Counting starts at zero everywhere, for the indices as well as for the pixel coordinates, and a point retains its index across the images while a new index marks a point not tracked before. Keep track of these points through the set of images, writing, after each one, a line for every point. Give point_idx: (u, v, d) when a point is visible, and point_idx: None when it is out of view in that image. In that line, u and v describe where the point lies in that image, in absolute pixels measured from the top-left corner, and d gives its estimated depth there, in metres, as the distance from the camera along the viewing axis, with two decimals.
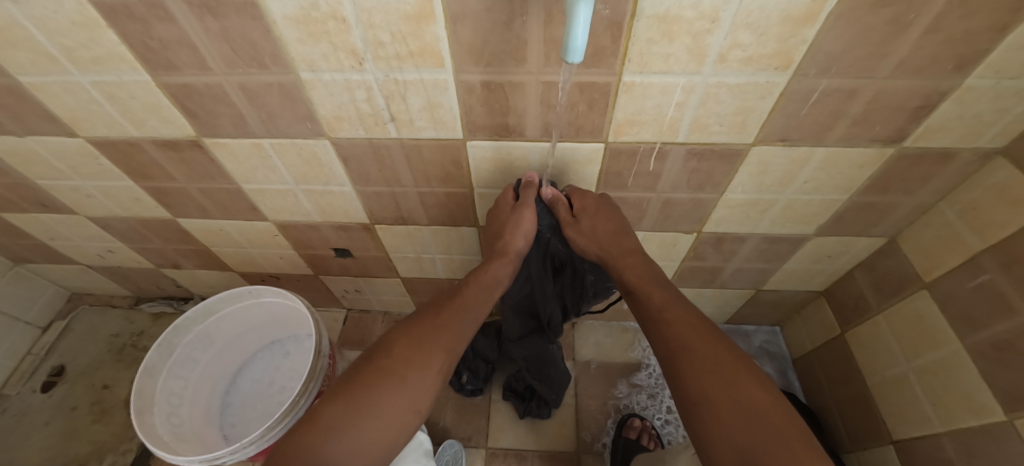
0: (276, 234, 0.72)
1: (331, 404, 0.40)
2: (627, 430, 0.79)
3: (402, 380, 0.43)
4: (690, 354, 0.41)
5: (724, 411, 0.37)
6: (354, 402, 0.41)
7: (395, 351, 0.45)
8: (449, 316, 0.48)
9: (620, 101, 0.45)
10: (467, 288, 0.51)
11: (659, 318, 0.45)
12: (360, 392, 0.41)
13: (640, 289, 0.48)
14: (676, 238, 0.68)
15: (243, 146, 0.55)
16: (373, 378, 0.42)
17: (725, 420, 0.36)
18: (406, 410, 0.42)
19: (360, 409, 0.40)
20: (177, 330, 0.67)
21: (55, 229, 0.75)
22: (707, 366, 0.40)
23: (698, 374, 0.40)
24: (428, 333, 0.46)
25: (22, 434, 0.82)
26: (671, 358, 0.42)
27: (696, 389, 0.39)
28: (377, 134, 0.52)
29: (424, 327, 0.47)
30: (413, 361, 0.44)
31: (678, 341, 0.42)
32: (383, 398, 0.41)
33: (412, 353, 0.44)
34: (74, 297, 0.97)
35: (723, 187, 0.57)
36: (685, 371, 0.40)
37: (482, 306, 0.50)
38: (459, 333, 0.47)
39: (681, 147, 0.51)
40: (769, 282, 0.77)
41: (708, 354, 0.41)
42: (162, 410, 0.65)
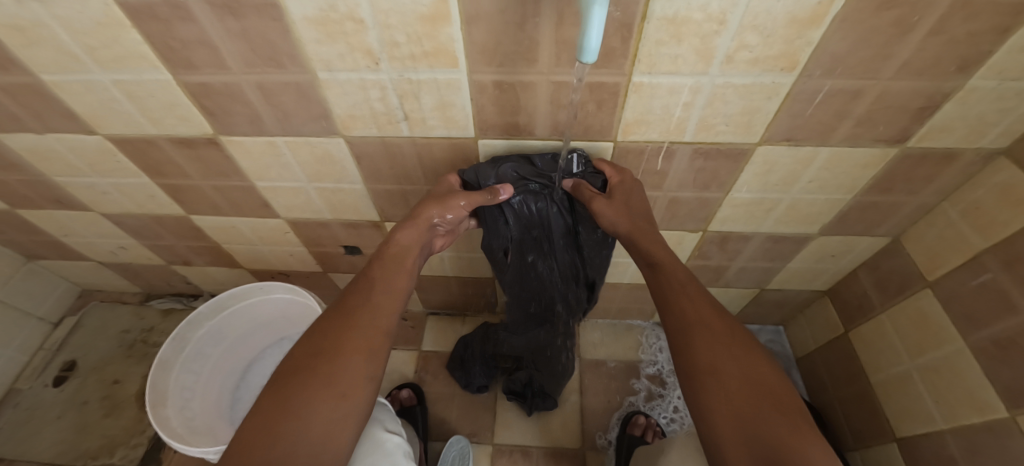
0: (286, 231, 0.73)
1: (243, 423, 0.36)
2: (632, 428, 0.80)
3: (316, 373, 0.39)
4: (707, 329, 0.42)
5: (732, 388, 0.38)
6: (268, 406, 0.37)
7: (306, 350, 0.41)
8: (358, 296, 0.45)
9: (629, 101, 0.47)
10: (375, 266, 0.48)
11: (674, 292, 0.45)
12: (272, 400, 0.37)
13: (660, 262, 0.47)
14: (681, 237, 0.69)
15: (258, 144, 0.56)
16: (283, 383, 0.38)
17: (731, 392, 0.38)
18: (333, 399, 0.37)
19: (275, 416, 0.35)
20: (191, 325, 0.68)
21: (69, 226, 0.76)
22: (716, 340, 0.41)
23: (712, 349, 0.41)
24: (341, 320, 0.43)
25: (34, 427, 0.83)
26: (680, 331, 0.43)
27: (706, 364, 0.40)
28: (390, 133, 0.53)
29: (339, 317, 0.43)
30: (323, 354, 0.40)
31: (694, 315, 0.43)
32: (299, 397, 0.37)
33: (322, 345, 0.41)
34: (85, 293, 0.98)
35: (729, 187, 0.58)
36: (698, 344, 0.41)
37: (396, 277, 0.48)
38: (376, 309, 0.44)
39: (688, 146, 0.52)
40: (772, 281, 0.78)
41: (721, 333, 0.42)
42: (176, 404, 0.66)
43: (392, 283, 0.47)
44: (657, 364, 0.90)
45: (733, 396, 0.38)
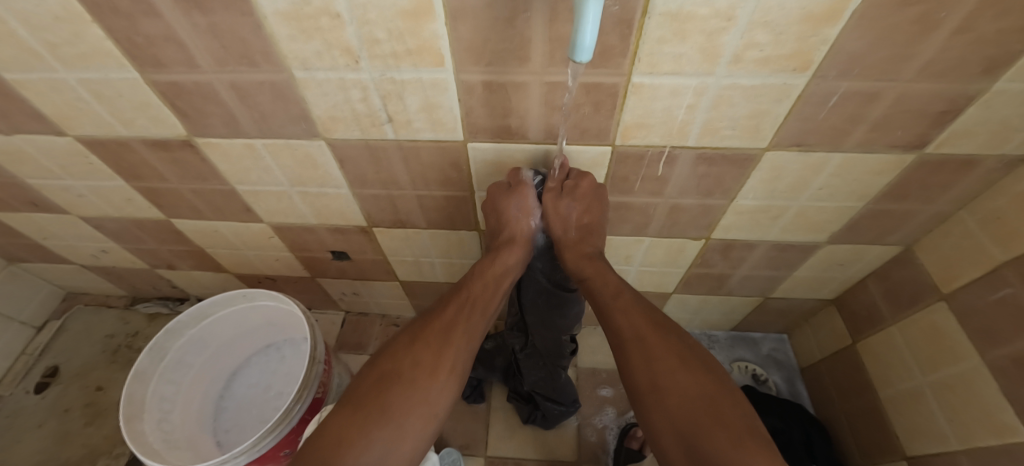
0: (271, 235, 0.70)
1: (339, 418, 0.41)
2: (630, 440, 0.77)
3: (417, 386, 0.43)
4: (640, 343, 0.43)
5: (672, 402, 0.39)
6: (361, 413, 0.41)
7: (407, 357, 0.45)
8: (457, 312, 0.49)
9: (628, 103, 0.43)
10: (477, 282, 0.51)
11: (612, 306, 0.47)
12: (373, 402, 0.42)
13: (594, 279, 0.49)
14: (683, 245, 0.66)
15: (235, 146, 0.53)
16: (385, 386, 0.43)
17: (674, 410, 0.38)
18: (424, 415, 0.43)
19: (373, 422, 0.40)
20: (170, 334, 0.65)
21: (47, 229, 0.73)
22: (652, 353, 0.42)
23: (647, 364, 0.42)
24: (443, 334, 0.47)
25: (15, 435, 0.81)
26: (621, 348, 0.44)
27: (646, 381, 0.41)
28: (374, 136, 0.50)
29: (439, 329, 0.47)
30: (423, 365, 0.44)
31: (629, 330, 0.44)
32: (398, 404, 0.42)
33: (422, 356, 0.45)
34: (70, 297, 0.96)
35: (734, 194, 0.55)
36: (635, 361, 0.42)
37: (494, 299, 0.51)
38: (471, 328, 0.48)
39: (691, 151, 0.49)
40: (777, 289, 0.75)
41: (657, 345, 0.43)
42: (152, 417, 0.63)
43: (487, 306, 0.50)
44: None
45: (671, 409, 0.39)
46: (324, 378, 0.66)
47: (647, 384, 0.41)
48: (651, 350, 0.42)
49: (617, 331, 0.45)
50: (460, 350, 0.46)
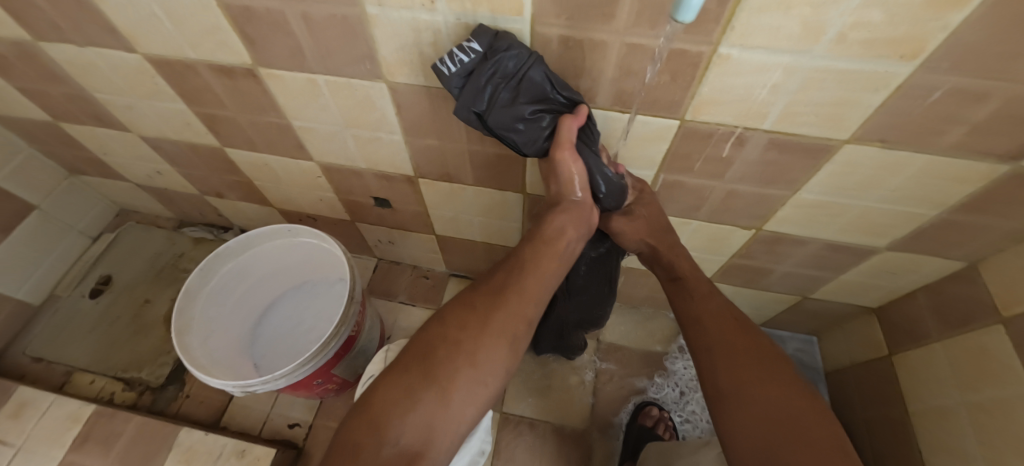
0: (319, 175, 0.71)
1: (387, 382, 0.39)
2: (643, 418, 0.79)
3: (464, 347, 0.40)
4: (725, 349, 0.44)
5: (754, 412, 0.39)
6: (403, 377, 0.39)
7: (449, 321, 0.42)
8: (506, 278, 0.44)
9: (709, 76, 0.41)
10: (528, 249, 0.46)
11: (698, 309, 0.48)
12: (414, 368, 0.39)
13: (686, 278, 0.51)
14: (731, 233, 0.64)
15: (298, 80, 0.53)
16: (428, 350, 0.40)
17: (752, 420, 0.38)
18: (471, 376, 0.39)
19: (418, 385, 0.38)
20: (217, 258, 0.68)
21: (109, 145, 0.76)
22: (741, 362, 0.42)
23: (736, 368, 0.42)
24: (486, 299, 0.43)
25: (71, 334, 0.88)
26: (706, 351, 0.45)
27: (726, 386, 0.41)
28: (436, 83, 0.48)
29: (482, 298, 0.43)
30: (466, 328, 0.41)
31: (714, 335, 0.45)
32: (441, 369, 0.39)
33: (465, 321, 0.42)
34: (122, 213, 1.01)
35: (798, 185, 0.52)
36: (720, 367, 0.43)
37: (546, 261, 0.46)
38: (519, 294, 0.43)
39: (764, 134, 0.46)
40: (817, 291, 0.73)
41: (745, 356, 0.43)
42: (200, 334, 0.67)
43: (544, 270, 0.45)
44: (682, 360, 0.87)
45: (753, 422, 0.38)
46: (358, 319, 0.68)
47: (727, 387, 0.41)
48: (734, 355, 0.43)
49: (701, 331, 0.46)
50: (509, 314, 0.42)
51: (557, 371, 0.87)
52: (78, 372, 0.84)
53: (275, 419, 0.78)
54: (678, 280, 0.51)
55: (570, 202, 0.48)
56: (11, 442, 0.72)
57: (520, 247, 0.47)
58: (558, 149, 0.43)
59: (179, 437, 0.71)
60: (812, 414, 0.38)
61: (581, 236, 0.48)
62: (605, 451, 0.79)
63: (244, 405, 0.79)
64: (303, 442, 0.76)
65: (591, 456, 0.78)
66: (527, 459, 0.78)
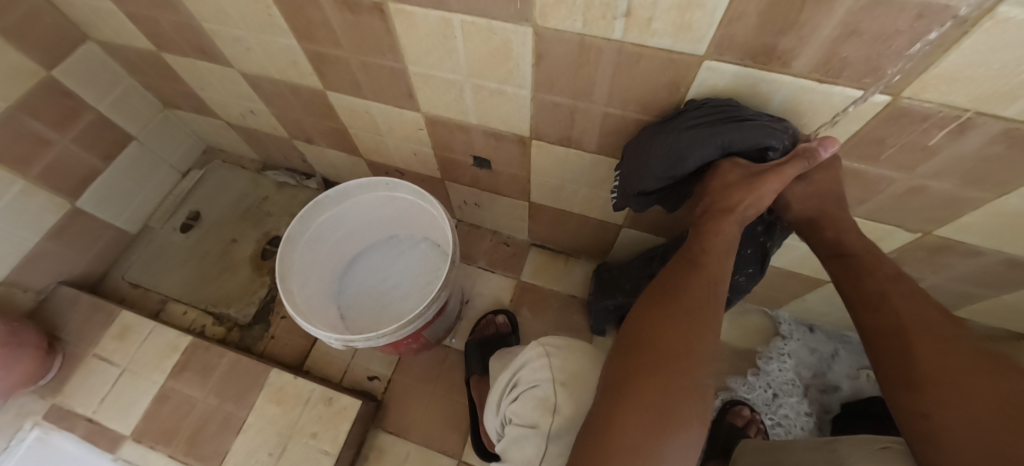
0: (421, 128, 0.67)
1: (625, 428, 0.30)
2: (733, 417, 0.73)
3: (694, 374, 0.32)
4: (921, 332, 0.33)
5: (983, 407, 0.29)
6: (639, 418, 0.30)
7: (658, 338, 0.34)
8: (709, 285, 0.37)
9: (966, 42, 0.31)
10: (717, 253, 0.39)
11: (872, 289, 0.37)
12: (649, 406, 0.31)
13: (853, 256, 0.40)
14: (886, 234, 0.56)
15: (430, 19, 0.47)
16: (656, 378, 0.32)
17: (977, 415, 0.29)
18: (694, 400, 0.31)
19: (666, 430, 0.30)
20: (318, 206, 0.66)
21: (209, 80, 0.75)
22: (944, 345, 0.32)
23: (957, 361, 0.31)
24: (695, 310, 0.35)
25: (165, 264, 0.91)
26: (890, 338, 0.35)
27: (930, 376, 0.31)
28: (595, 32, 0.42)
29: (691, 310, 0.35)
30: (689, 348, 0.33)
31: (908, 318, 0.34)
32: (682, 406, 0.31)
33: (682, 337, 0.33)
34: (209, 151, 1.02)
35: (1011, 189, 0.43)
36: (918, 352, 0.33)
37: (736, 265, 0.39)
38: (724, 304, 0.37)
39: (1003, 123, 0.37)
40: (962, 307, 0.65)
41: (954, 341, 0.32)
42: (298, 280, 0.66)
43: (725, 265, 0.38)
44: (781, 362, 0.80)
45: (982, 421, 0.28)
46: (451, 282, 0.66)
47: (932, 377, 0.31)
48: (945, 345, 0.32)
49: (889, 314, 0.35)
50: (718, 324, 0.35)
51: None
52: (172, 302, 0.87)
53: (355, 370, 0.79)
54: (849, 259, 0.40)
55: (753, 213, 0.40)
56: (117, 362, 0.77)
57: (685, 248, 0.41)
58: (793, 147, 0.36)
59: (270, 378, 0.73)
60: None
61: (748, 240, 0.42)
62: None
63: (326, 353, 0.80)
64: (381, 395, 0.77)
65: None
66: None
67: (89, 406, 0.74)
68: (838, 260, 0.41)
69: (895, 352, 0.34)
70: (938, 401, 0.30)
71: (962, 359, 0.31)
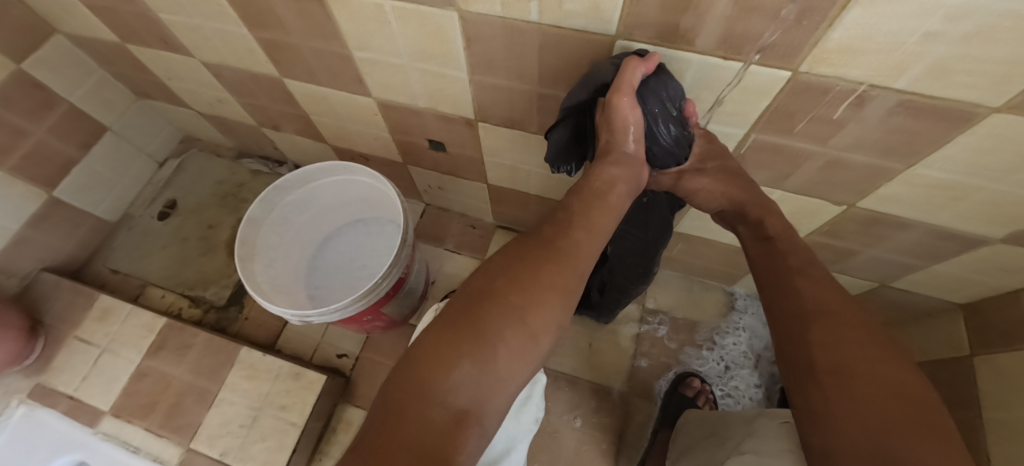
0: (376, 113, 0.69)
1: (441, 335, 0.35)
2: (685, 388, 0.78)
3: (516, 300, 0.37)
4: (829, 316, 0.37)
5: (860, 389, 0.32)
6: (456, 329, 0.36)
7: (503, 272, 0.39)
8: (557, 233, 0.42)
9: (849, 17, 0.33)
10: (573, 205, 0.44)
11: (795, 269, 0.41)
12: (467, 318, 0.36)
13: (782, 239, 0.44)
14: (818, 208, 0.58)
15: (365, 5, 0.48)
16: (482, 300, 0.37)
17: (860, 399, 0.31)
18: (521, 334, 0.36)
19: (473, 337, 0.35)
20: (278, 190, 0.69)
21: (174, 70, 0.77)
22: (850, 331, 0.35)
23: (842, 343, 0.35)
24: (540, 253, 0.40)
25: (145, 250, 0.95)
26: (801, 316, 0.38)
27: (826, 358, 0.35)
28: (515, 15, 0.43)
29: (534, 251, 0.40)
30: (519, 280, 0.38)
31: (821, 300, 0.38)
32: (495, 321, 0.36)
33: (518, 272, 0.39)
34: (186, 140, 1.04)
35: (918, 158, 0.45)
36: (818, 335, 0.36)
37: (596, 220, 0.43)
38: (572, 251, 0.40)
39: (895, 94, 0.39)
40: (901, 279, 0.67)
41: (858, 328, 0.35)
42: (262, 261, 0.69)
43: (597, 224, 0.43)
44: (735, 336, 0.84)
45: (862, 400, 0.31)
46: (407, 262, 0.68)
47: (827, 363, 0.34)
48: (840, 330, 0.35)
49: (799, 298, 0.39)
50: (564, 269, 0.39)
51: (600, 331, 0.86)
52: (150, 286, 0.91)
53: (324, 348, 0.82)
54: (771, 241, 0.44)
55: (621, 154, 0.45)
56: (98, 343, 0.81)
57: (566, 202, 0.45)
58: (615, 95, 0.39)
59: (241, 355, 0.77)
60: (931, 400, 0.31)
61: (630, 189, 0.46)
62: (642, 416, 0.79)
63: (297, 332, 0.84)
64: (350, 372, 0.81)
65: (628, 419, 0.79)
66: (564, 412, 0.80)
67: (71, 384, 0.79)
68: (761, 242, 0.46)
69: (798, 336, 0.37)
70: (824, 378, 0.34)
71: (856, 345, 0.34)
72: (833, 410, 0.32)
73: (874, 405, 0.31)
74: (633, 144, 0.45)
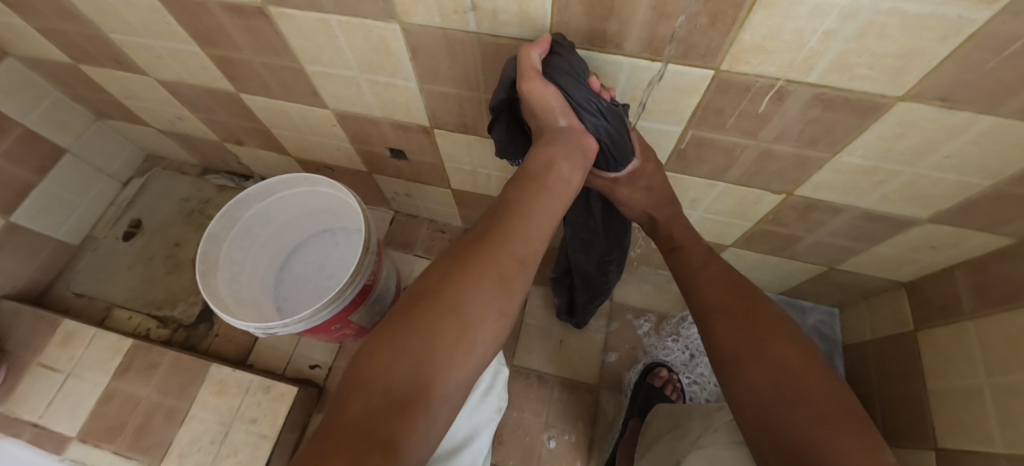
0: (335, 124, 0.70)
1: (373, 345, 0.32)
2: (653, 378, 0.81)
3: (450, 295, 0.34)
4: (726, 311, 0.43)
5: (758, 372, 0.39)
6: (389, 334, 0.33)
7: (435, 270, 0.37)
8: (494, 220, 0.39)
9: (753, 19, 0.35)
10: (514, 191, 0.42)
11: (698, 273, 0.48)
12: (400, 322, 0.33)
13: (684, 245, 0.52)
14: (760, 197, 0.62)
15: (310, 21, 0.49)
16: (414, 300, 0.35)
17: (758, 382, 0.38)
18: (460, 325, 0.33)
19: (406, 341, 0.32)
20: (239, 204, 0.69)
21: (131, 89, 0.76)
22: (744, 322, 0.42)
23: (744, 333, 0.41)
24: (473, 243, 0.37)
25: (110, 271, 0.94)
26: (704, 315, 0.45)
27: (731, 348, 0.41)
28: (454, 25, 0.44)
29: (467, 243, 0.38)
30: (452, 274, 0.35)
31: (716, 300, 0.45)
32: (428, 318, 0.33)
33: (451, 267, 0.36)
34: (150, 159, 1.04)
35: (840, 147, 0.48)
36: (721, 330, 0.42)
37: (539, 200, 0.41)
38: (511, 235, 0.38)
39: (809, 89, 0.41)
40: (847, 262, 0.71)
41: (749, 318, 0.42)
42: (225, 275, 0.70)
43: (538, 206, 0.41)
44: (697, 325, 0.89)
45: (756, 380, 0.38)
46: (374, 269, 0.70)
47: (731, 354, 0.41)
48: (739, 323, 0.42)
49: (703, 300, 0.46)
50: (501, 255, 0.36)
51: (570, 327, 0.88)
52: (116, 307, 0.90)
53: (297, 359, 0.83)
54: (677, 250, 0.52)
55: (554, 132, 0.46)
56: (62, 368, 0.79)
57: (508, 187, 0.43)
58: (526, 80, 0.40)
59: (210, 371, 0.77)
60: (817, 372, 0.38)
61: (577, 164, 0.45)
62: (613, 407, 0.81)
63: (269, 346, 0.85)
64: (323, 382, 0.81)
65: (598, 413, 0.81)
66: (536, 408, 0.82)
67: (35, 412, 0.77)
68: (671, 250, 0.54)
69: (707, 332, 0.44)
70: (731, 367, 0.41)
71: (753, 336, 0.41)
72: (741, 394, 0.39)
73: (769, 385, 0.38)
74: (565, 118, 0.45)
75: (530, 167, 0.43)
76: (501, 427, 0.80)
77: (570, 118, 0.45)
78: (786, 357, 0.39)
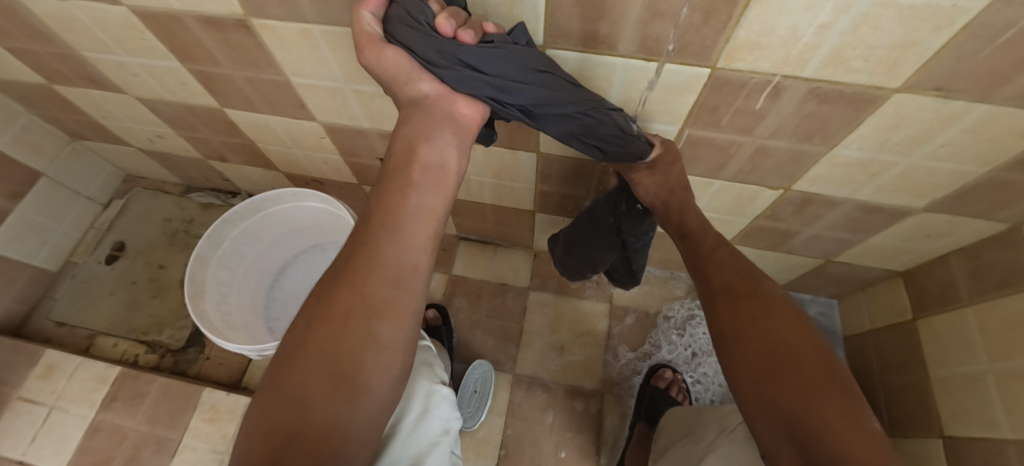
0: (322, 136, 0.68)
1: (248, 409, 0.31)
2: (657, 380, 0.80)
3: (320, 338, 0.32)
4: (729, 293, 0.42)
5: (749, 349, 0.38)
6: (263, 391, 0.31)
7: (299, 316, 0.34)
8: (359, 242, 0.37)
9: (748, 15, 0.35)
10: (376, 205, 0.39)
11: (702, 259, 0.47)
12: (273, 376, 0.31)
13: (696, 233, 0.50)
14: (756, 193, 0.61)
15: (292, 32, 0.47)
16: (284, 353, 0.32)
17: (750, 357, 0.38)
18: (339, 362, 0.32)
19: (280, 391, 0.30)
20: (226, 223, 0.67)
21: (107, 108, 0.74)
22: (742, 302, 0.41)
23: (745, 314, 0.40)
24: (336, 277, 0.35)
25: (91, 298, 0.90)
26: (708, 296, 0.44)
27: (727, 327, 0.41)
28: None
29: (330, 278, 0.36)
30: (316, 318, 0.33)
31: (720, 282, 0.44)
32: (298, 368, 0.31)
33: (313, 310, 0.34)
34: (130, 179, 1.01)
35: (836, 140, 0.48)
36: (722, 310, 0.42)
37: (403, 206, 0.38)
38: (373, 256, 0.36)
39: (804, 84, 0.41)
40: (843, 254, 0.71)
41: (746, 298, 0.41)
42: (213, 298, 0.67)
43: (399, 212, 0.38)
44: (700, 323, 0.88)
45: (751, 359, 0.38)
46: None
47: (729, 333, 0.40)
48: (739, 304, 0.41)
49: (706, 283, 0.45)
50: (367, 285, 0.34)
51: (570, 332, 0.87)
52: (100, 335, 0.86)
53: None
54: (688, 236, 0.50)
55: (416, 103, 0.40)
56: (44, 402, 0.76)
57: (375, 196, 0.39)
58: (361, 49, 0.39)
59: (201, 398, 0.75)
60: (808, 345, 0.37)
61: (446, 138, 0.40)
62: (618, 411, 0.81)
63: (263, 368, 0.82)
64: None
65: (603, 418, 0.80)
66: (540, 417, 0.80)
67: (18, 449, 0.74)
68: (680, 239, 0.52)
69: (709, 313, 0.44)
70: (729, 347, 0.40)
71: (751, 315, 0.40)
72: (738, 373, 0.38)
73: (766, 364, 0.37)
74: (426, 82, 0.40)
75: (396, 157, 0.40)
76: (506, 437, 0.79)
77: (429, 81, 0.40)
78: (782, 331, 0.38)
